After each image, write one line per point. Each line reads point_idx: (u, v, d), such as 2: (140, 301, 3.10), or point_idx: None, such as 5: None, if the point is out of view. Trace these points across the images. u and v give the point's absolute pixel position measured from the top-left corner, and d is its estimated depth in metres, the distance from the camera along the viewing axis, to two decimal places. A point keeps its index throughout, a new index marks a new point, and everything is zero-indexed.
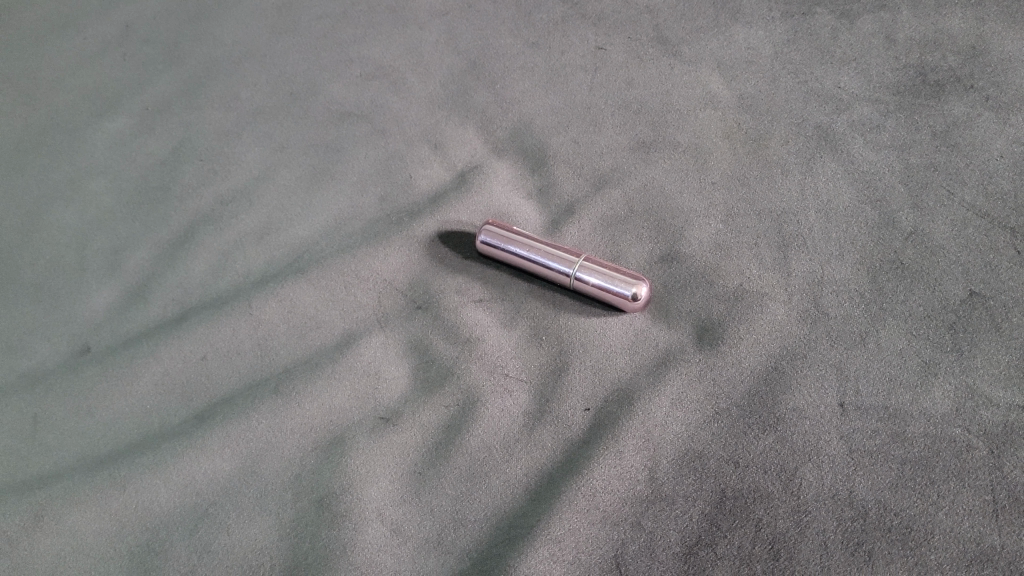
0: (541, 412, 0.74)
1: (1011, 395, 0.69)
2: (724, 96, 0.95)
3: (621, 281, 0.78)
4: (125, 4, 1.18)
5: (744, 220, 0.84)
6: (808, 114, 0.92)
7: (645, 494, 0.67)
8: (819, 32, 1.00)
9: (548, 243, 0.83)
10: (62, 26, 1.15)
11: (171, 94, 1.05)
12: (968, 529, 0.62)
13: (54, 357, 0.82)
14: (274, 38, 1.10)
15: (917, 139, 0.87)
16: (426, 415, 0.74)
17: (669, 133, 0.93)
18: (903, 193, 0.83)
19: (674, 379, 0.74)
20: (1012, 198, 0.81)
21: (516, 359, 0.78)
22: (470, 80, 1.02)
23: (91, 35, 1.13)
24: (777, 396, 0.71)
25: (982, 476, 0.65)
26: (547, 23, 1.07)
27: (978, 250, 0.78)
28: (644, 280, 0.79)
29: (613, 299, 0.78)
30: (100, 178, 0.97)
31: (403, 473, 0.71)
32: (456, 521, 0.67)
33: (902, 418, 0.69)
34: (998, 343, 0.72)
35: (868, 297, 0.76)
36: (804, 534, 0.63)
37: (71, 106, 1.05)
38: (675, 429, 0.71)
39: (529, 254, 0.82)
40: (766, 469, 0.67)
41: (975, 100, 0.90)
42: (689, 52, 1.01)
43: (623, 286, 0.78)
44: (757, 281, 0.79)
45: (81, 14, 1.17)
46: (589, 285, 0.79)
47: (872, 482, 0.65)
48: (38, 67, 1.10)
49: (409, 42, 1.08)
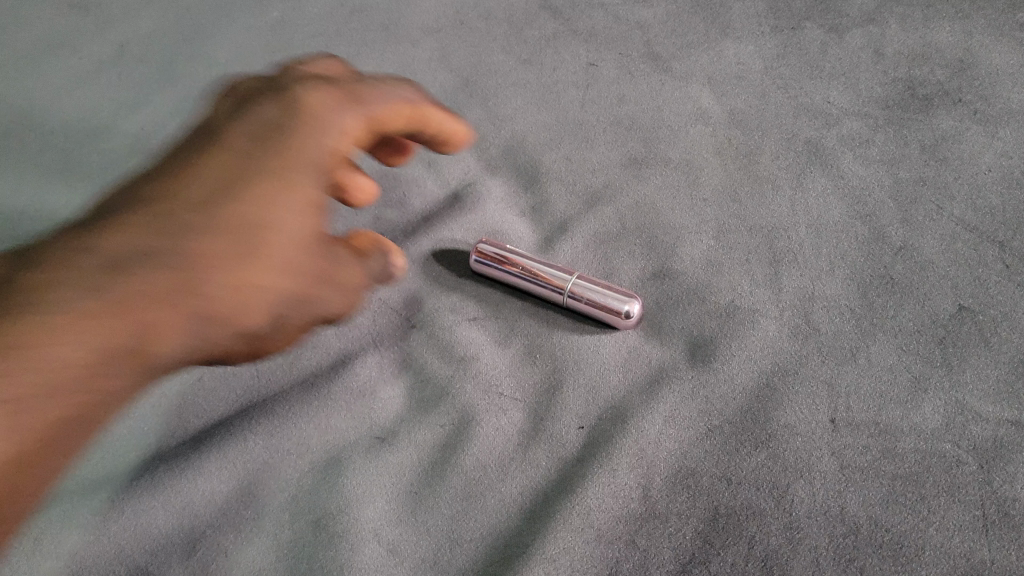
0: (536, 431, 0.75)
1: (999, 410, 0.70)
2: (715, 112, 0.96)
3: (614, 297, 0.79)
4: (114, 19, 1.15)
5: (734, 236, 0.84)
6: (798, 129, 0.92)
7: (640, 512, 0.68)
8: (808, 46, 1.01)
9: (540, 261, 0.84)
10: (50, 39, 1.12)
11: (168, 112, 1.04)
12: (958, 544, 0.63)
13: None
14: (268, 55, 1.10)
15: (906, 153, 0.88)
16: (422, 435, 0.75)
17: (661, 149, 0.93)
18: (892, 207, 0.84)
19: (667, 396, 0.75)
20: (1000, 213, 0.82)
21: (510, 378, 0.79)
22: (464, 98, 1.02)
23: (82, 52, 1.11)
24: (769, 412, 0.72)
25: (972, 491, 0.66)
26: (539, 39, 1.08)
27: (966, 264, 0.79)
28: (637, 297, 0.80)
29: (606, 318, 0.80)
30: (96, 197, 0.96)
31: (399, 493, 0.72)
32: (452, 540, 0.68)
33: (892, 433, 0.69)
34: (986, 358, 0.73)
35: (858, 312, 0.77)
36: (797, 550, 0.64)
37: (64, 123, 1.02)
38: (668, 446, 0.72)
39: (524, 272, 0.83)
40: (759, 486, 0.68)
41: (963, 113, 0.91)
42: (679, 68, 1.01)
43: (616, 303, 0.79)
44: (748, 297, 0.80)
45: (70, 30, 1.13)
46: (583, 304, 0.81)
47: (864, 498, 0.66)
48: (27, 81, 1.06)
49: (403, 60, 1.07)
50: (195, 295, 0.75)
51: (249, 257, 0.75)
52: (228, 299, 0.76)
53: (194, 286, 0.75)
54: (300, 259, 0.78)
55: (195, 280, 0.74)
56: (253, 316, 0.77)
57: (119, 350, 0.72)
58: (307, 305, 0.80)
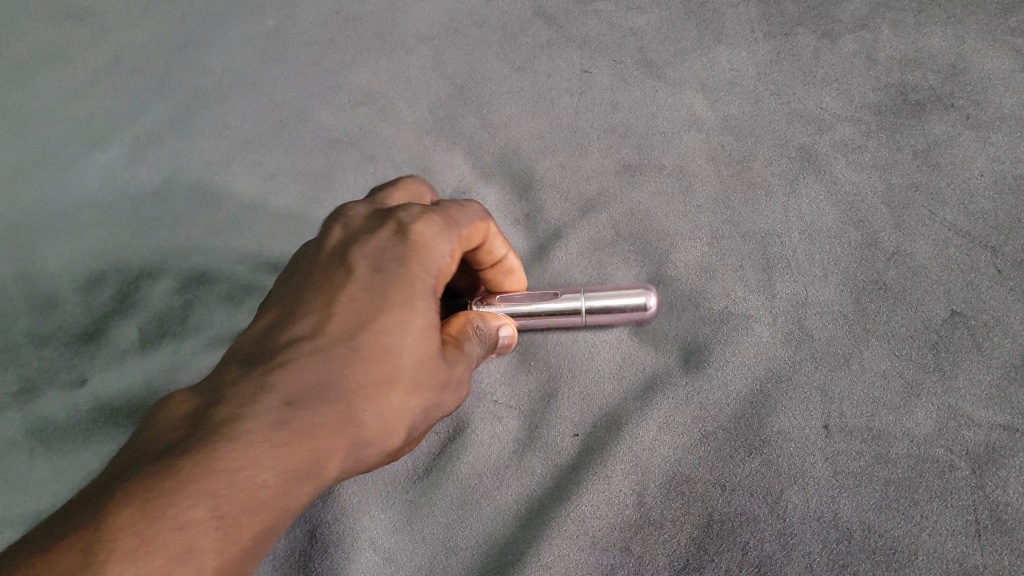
0: (531, 438, 0.75)
1: (992, 415, 0.70)
2: (708, 119, 0.96)
3: (628, 300, 0.79)
4: (103, 22, 1.13)
5: (728, 243, 0.85)
6: (790, 135, 0.92)
7: (634, 519, 0.69)
8: (801, 52, 1.00)
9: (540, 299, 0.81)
10: (39, 48, 1.11)
11: (164, 122, 1.04)
12: (951, 549, 0.63)
13: (51, 392, 0.83)
14: (262, 65, 1.08)
15: (898, 158, 0.88)
16: (418, 443, 0.76)
17: (654, 156, 0.94)
18: (885, 213, 0.84)
19: (661, 402, 0.75)
20: (993, 217, 0.82)
21: (505, 386, 0.79)
22: (458, 106, 1.02)
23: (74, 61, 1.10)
24: (763, 419, 0.72)
25: (965, 497, 0.66)
26: (534, 46, 1.06)
27: (958, 269, 0.79)
28: (649, 289, 0.79)
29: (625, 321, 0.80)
30: (94, 209, 0.97)
31: (394, 502, 0.72)
32: (447, 548, 0.70)
33: (885, 439, 0.70)
34: (979, 363, 0.73)
35: (851, 318, 0.77)
36: (790, 556, 0.65)
37: (60, 136, 1.02)
38: (663, 453, 0.72)
39: (532, 319, 0.81)
40: (753, 492, 0.68)
41: (955, 118, 0.91)
42: (672, 74, 1.01)
43: (634, 307, 0.79)
44: (741, 303, 0.80)
45: (60, 39, 1.12)
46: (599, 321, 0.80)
47: (857, 504, 0.67)
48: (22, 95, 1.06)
49: (397, 67, 1.07)
50: (312, 447, 0.58)
51: (371, 395, 0.62)
52: (351, 439, 0.60)
53: (332, 443, 0.59)
54: (422, 370, 0.65)
55: (342, 423, 0.60)
56: (374, 450, 0.62)
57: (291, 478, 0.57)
58: (429, 412, 0.66)
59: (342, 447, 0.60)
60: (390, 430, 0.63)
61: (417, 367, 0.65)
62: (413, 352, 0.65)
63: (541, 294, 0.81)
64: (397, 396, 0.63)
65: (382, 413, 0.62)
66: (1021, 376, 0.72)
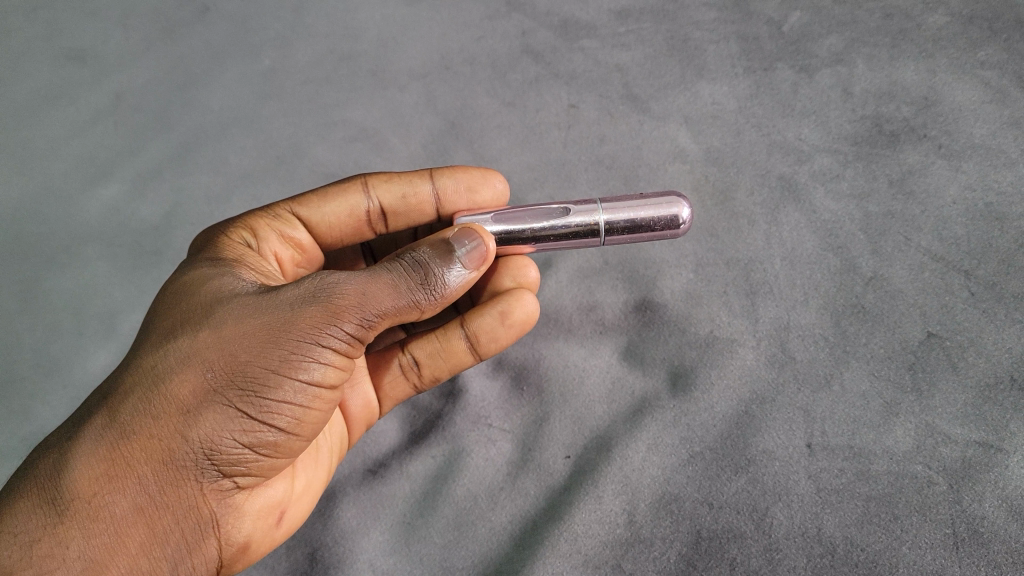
0: (524, 461, 0.80)
1: (969, 432, 0.72)
2: (692, 151, 0.98)
3: (659, 224, 0.79)
4: (103, 58, 1.14)
5: (712, 269, 0.88)
6: (771, 166, 0.94)
7: (625, 537, 0.72)
8: (780, 86, 1.00)
9: (554, 214, 0.81)
10: (40, 83, 1.11)
11: (164, 158, 1.06)
12: (930, 561, 0.66)
13: (54, 419, 0.85)
14: (260, 104, 1.10)
15: (875, 187, 0.89)
16: (414, 467, 0.81)
17: (641, 185, 0.97)
18: (862, 240, 0.86)
19: (650, 424, 0.79)
20: (965, 242, 0.83)
21: (499, 409, 0.84)
22: (450, 140, 1.05)
23: (76, 96, 1.11)
24: (749, 440, 0.75)
25: (943, 510, 0.68)
26: (522, 83, 1.08)
27: (934, 293, 0.81)
28: (676, 197, 0.80)
29: (651, 235, 0.81)
30: (96, 244, 0.99)
31: (392, 524, 0.77)
32: (445, 569, 0.74)
33: (866, 456, 0.72)
34: (955, 383, 0.75)
35: (832, 340, 0.80)
36: (776, 570, 0.68)
37: (66, 172, 1.04)
38: (653, 472, 0.76)
39: (557, 245, 0.82)
40: (740, 509, 0.71)
41: (929, 148, 0.91)
42: (657, 108, 1.03)
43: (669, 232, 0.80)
44: (726, 327, 0.83)
45: (60, 73, 1.13)
46: (622, 231, 0.80)
47: (840, 519, 0.69)
48: (24, 130, 1.07)
49: (390, 103, 1.09)
50: (144, 441, 0.63)
51: (167, 380, 0.65)
52: (149, 434, 0.63)
53: (123, 444, 0.63)
54: (228, 337, 0.66)
55: (133, 425, 0.64)
56: (183, 436, 0.64)
57: (146, 484, 0.63)
58: (253, 375, 0.65)
59: (143, 444, 0.63)
60: (202, 409, 0.64)
61: (222, 339, 0.66)
62: (213, 328, 0.67)
63: (564, 220, 0.80)
64: (191, 373, 0.65)
65: (177, 397, 0.64)
66: (995, 395, 0.73)
